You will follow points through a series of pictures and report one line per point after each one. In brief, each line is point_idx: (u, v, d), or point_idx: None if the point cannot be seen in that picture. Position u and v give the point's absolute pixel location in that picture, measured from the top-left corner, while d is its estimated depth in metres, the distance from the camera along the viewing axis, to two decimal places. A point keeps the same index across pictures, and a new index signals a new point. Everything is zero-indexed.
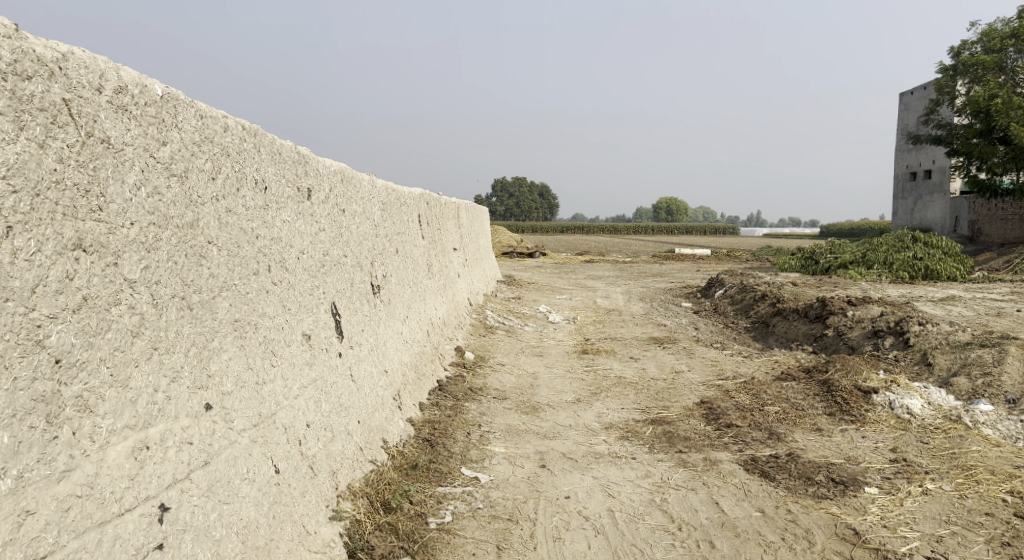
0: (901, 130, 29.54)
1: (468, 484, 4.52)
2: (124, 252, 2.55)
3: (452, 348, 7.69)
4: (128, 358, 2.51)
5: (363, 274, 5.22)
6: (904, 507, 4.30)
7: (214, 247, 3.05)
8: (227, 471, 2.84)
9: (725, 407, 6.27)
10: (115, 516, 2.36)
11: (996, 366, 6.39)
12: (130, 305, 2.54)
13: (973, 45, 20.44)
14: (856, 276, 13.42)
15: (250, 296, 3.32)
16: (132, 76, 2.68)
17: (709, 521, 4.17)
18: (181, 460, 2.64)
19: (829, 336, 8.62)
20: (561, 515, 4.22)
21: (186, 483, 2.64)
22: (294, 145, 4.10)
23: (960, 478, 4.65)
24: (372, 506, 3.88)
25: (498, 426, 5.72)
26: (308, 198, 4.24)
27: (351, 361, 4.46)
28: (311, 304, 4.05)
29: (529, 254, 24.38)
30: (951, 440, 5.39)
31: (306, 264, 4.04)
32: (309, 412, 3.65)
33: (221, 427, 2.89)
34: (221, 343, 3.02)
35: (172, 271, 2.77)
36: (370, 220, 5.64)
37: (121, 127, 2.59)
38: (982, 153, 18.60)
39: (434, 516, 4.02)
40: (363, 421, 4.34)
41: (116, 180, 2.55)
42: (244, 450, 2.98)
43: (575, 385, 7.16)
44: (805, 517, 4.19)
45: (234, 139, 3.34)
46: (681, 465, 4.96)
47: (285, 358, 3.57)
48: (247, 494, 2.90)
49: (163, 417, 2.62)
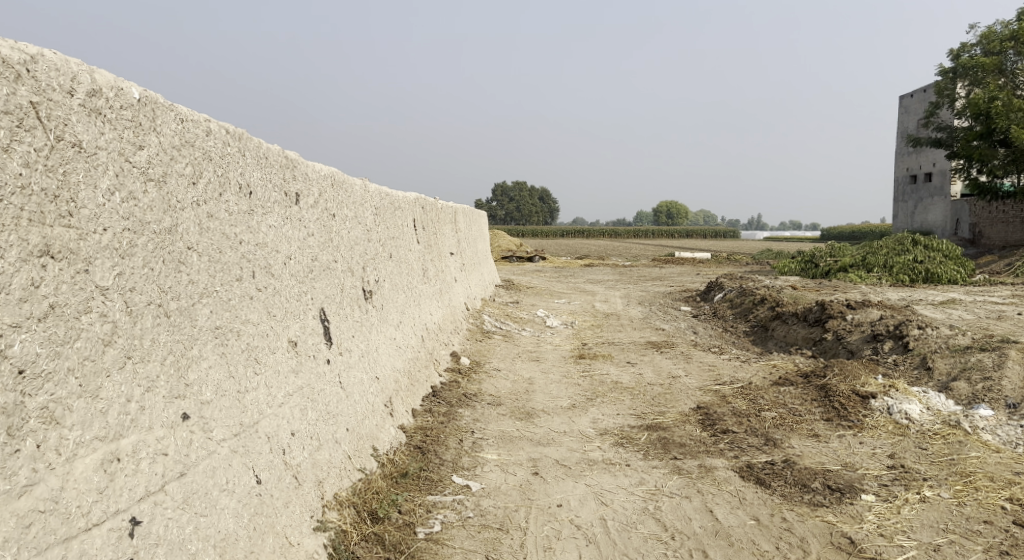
0: (900, 133, 29.49)
1: (459, 492, 4.45)
2: (95, 258, 2.49)
3: (447, 353, 7.63)
4: (98, 368, 2.45)
5: (354, 279, 5.16)
6: (901, 515, 4.23)
7: (194, 253, 2.99)
8: (205, 483, 2.78)
9: (722, 412, 6.20)
10: (81, 532, 2.30)
11: (996, 371, 6.33)
12: (101, 313, 2.49)
13: (972, 47, 20.41)
14: (856, 280, 13.35)
15: (232, 303, 3.26)
16: (108, 79, 2.62)
17: (703, 530, 4.10)
18: (154, 472, 2.58)
19: (829, 340, 8.56)
20: (552, 524, 4.16)
21: (160, 495, 2.58)
22: (281, 149, 4.04)
23: (958, 485, 4.58)
24: (359, 516, 3.81)
25: (492, 432, 5.65)
26: (296, 203, 4.18)
27: (341, 368, 4.40)
28: (298, 310, 3.99)
29: (528, 259, 24.28)
30: (951, 446, 5.33)
31: (293, 270, 3.98)
32: (294, 420, 3.59)
33: (199, 437, 2.83)
34: (201, 351, 2.96)
35: (148, 278, 2.71)
36: (362, 224, 5.58)
37: (94, 130, 2.54)
38: (981, 155, 18.59)
39: (423, 526, 3.96)
40: (351, 428, 4.28)
41: (88, 186, 2.49)
42: (224, 461, 2.92)
43: (571, 390, 7.09)
44: (800, 525, 4.12)
45: (217, 143, 3.28)
46: (675, 472, 4.89)
47: (269, 366, 3.51)
48: (226, 505, 2.85)
49: (136, 427, 2.56)
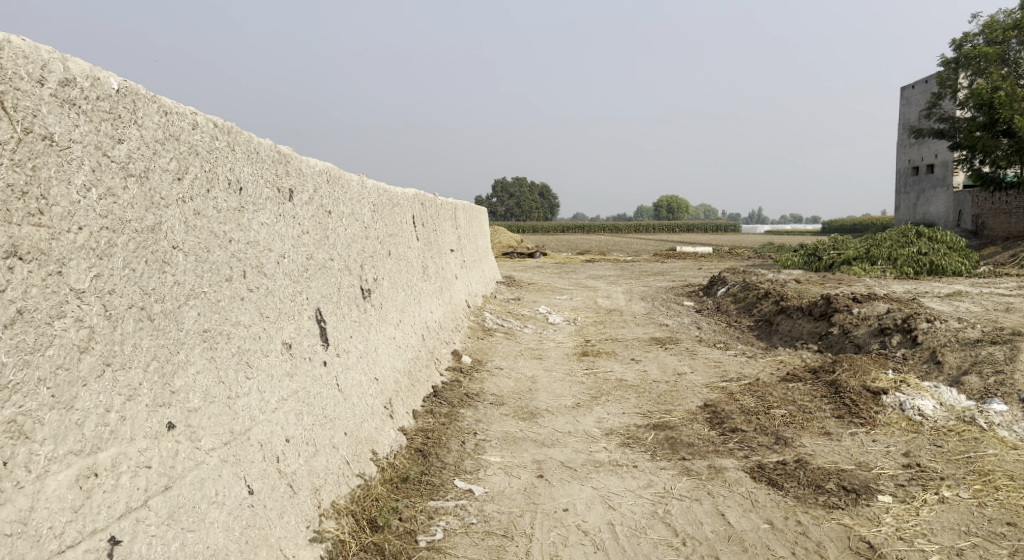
0: (902, 124, 29.29)
1: (462, 497, 4.30)
2: (70, 258, 2.34)
3: (448, 352, 7.48)
4: (73, 377, 2.31)
5: (352, 278, 5.02)
6: (920, 517, 4.07)
7: (179, 252, 2.84)
8: (192, 496, 2.63)
9: (730, 411, 6.04)
10: (53, 555, 2.16)
11: (1009, 364, 6.16)
12: (76, 317, 2.34)
13: (974, 36, 20.14)
14: (859, 273, 13.18)
15: (222, 305, 3.10)
16: (83, 68, 2.47)
17: (715, 535, 3.95)
18: (136, 487, 2.44)
19: (835, 334, 8.40)
20: (558, 530, 4.01)
21: (143, 511, 2.43)
22: (273, 143, 3.88)
23: (977, 485, 4.43)
24: (358, 525, 3.67)
25: (495, 434, 5.50)
26: (289, 199, 4.02)
27: (338, 370, 4.25)
28: (292, 311, 3.84)
29: (529, 255, 24.15)
30: (966, 443, 5.18)
31: (287, 269, 3.83)
32: (289, 426, 3.44)
33: (185, 447, 2.68)
34: (188, 356, 2.81)
35: (128, 279, 2.55)
36: (359, 221, 5.42)
37: (68, 123, 2.39)
38: (984, 146, 18.41)
39: (424, 534, 3.80)
40: (350, 432, 4.14)
41: (61, 182, 2.35)
42: (213, 472, 2.77)
43: (575, 389, 6.94)
44: (816, 529, 3.97)
45: (203, 137, 3.12)
46: (684, 474, 4.73)
47: (262, 370, 3.36)
48: (216, 519, 2.70)
49: (116, 440, 2.42)
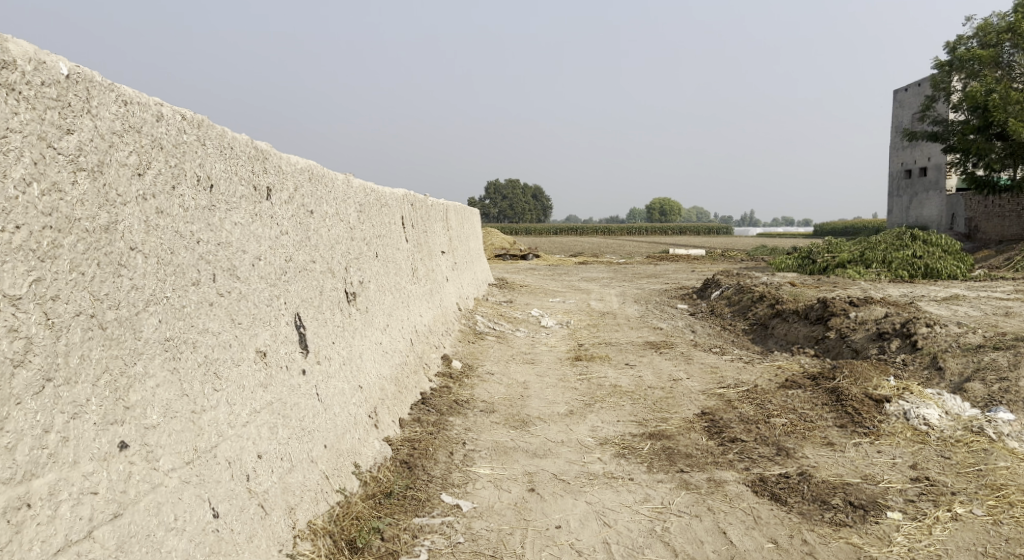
0: (895, 127, 29.19)
1: (449, 513, 4.06)
2: (5, 260, 2.15)
3: (437, 357, 7.23)
4: (5, 396, 2.11)
5: (336, 281, 4.77)
6: (934, 536, 3.86)
7: (138, 254, 2.61)
8: (146, 523, 2.43)
9: (729, 419, 5.82)
10: None
11: (1012, 371, 5.97)
12: (10, 328, 2.14)
13: (968, 39, 19.92)
14: (855, 276, 12.99)
15: (187, 311, 2.86)
16: (25, 51, 2.26)
17: (716, 555, 3.74)
18: (78, 516, 2.24)
19: (832, 338, 8.22)
20: (550, 549, 3.77)
21: (87, 544, 2.24)
22: (249, 139, 3.63)
23: (991, 501, 4.22)
24: (336, 546, 3.44)
25: (484, 443, 5.26)
26: (266, 198, 3.77)
27: (318, 378, 4.01)
28: (268, 316, 3.59)
29: (521, 257, 23.85)
30: (976, 455, 4.97)
31: (262, 272, 3.58)
32: (261, 441, 3.20)
33: (140, 468, 2.48)
34: (147, 367, 2.58)
35: (76, 284, 2.35)
36: (344, 222, 5.17)
37: (3, 110, 2.18)
38: (979, 149, 18.29)
39: (408, 555, 3.56)
40: (329, 445, 3.90)
41: None
42: (172, 495, 2.56)
43: (567, 396, 6.70)
44: (823, 549, 3.76)
45: (170, 129, 2.88)
46: (683, 488, 4.50)
47: (232, 381, 3.11)
48: (173, 547, 2.50)
49: (56, 464, 2.22)
